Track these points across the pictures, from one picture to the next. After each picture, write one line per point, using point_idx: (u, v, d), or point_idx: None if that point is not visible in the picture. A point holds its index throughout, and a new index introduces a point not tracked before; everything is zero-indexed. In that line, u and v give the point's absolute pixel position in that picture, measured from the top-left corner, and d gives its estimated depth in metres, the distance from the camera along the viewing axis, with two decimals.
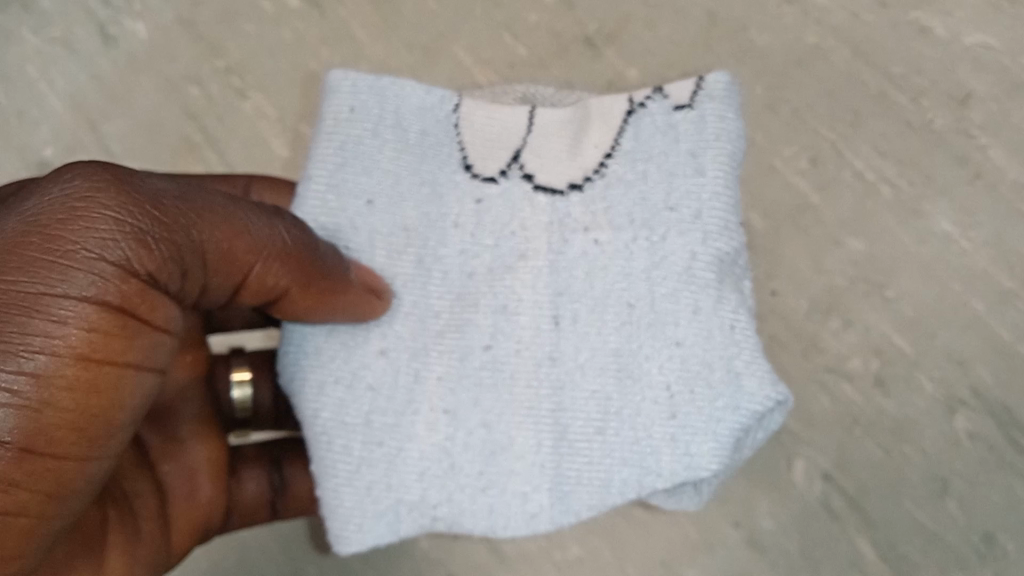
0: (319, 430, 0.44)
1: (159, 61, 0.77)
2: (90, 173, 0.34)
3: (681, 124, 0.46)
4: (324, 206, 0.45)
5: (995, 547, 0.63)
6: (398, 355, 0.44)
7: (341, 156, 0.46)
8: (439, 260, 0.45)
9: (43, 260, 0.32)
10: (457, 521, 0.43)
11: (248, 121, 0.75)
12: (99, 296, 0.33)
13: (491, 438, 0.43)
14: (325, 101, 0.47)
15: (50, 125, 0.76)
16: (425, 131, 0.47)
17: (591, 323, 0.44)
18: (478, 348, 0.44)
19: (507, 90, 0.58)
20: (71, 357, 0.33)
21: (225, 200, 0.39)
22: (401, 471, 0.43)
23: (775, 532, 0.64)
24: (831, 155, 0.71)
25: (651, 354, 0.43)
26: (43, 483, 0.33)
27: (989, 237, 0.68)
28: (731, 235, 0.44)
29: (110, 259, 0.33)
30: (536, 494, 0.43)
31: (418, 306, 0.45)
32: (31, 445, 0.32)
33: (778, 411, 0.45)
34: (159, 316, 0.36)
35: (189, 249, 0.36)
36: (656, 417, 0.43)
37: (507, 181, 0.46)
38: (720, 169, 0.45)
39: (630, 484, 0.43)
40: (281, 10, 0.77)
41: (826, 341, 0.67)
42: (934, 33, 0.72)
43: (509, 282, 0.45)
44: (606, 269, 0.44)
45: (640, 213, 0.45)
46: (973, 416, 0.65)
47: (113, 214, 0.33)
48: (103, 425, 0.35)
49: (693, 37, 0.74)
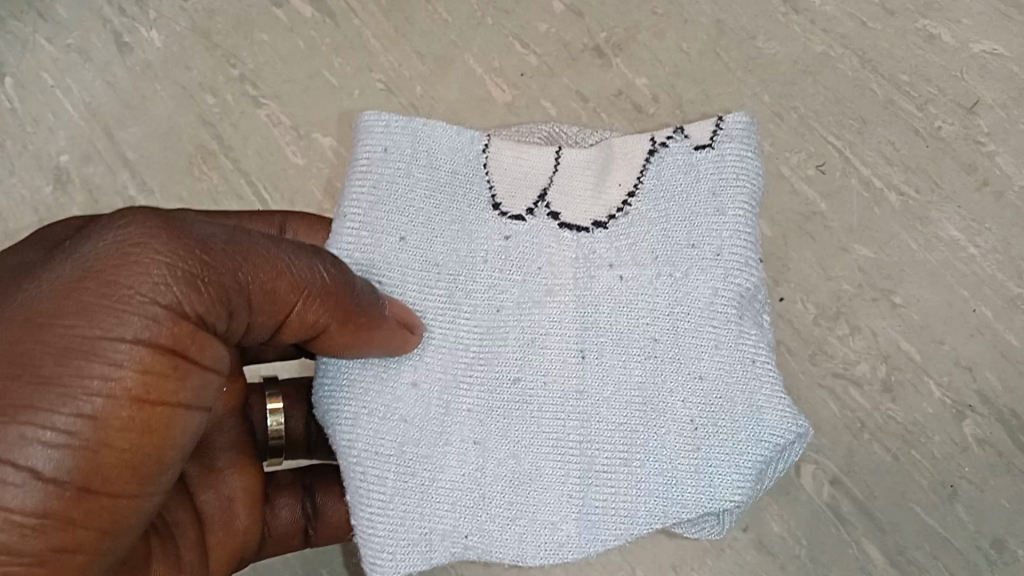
0: (353, 461, 0.44)
1: (175, 70, 0.78)
2: (143, 220, 0.35)
3: (703, 164, 0.47)
4: (357, 242, 0.46)
5: (1006, 551, 0.64)
6: (430, 388, 0.45)
7: (376, 194, 0.47)
8: (469, 295, 0.46)
9: (99, 305, 0.34)
10: (488, 550, 0.44)
11: (262, 129, 0.76)
12: (152, 339, 0.34)
13: (520, 469, 0.45)
14: (359, 142, 0.48)
15: (67, 133, 0.76)
16: (455, 170, 0.48)
17: (616, 356, 0.45)
18: (507, 380, 0.45)
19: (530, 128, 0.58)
20: (125, 399, 0.34)
21: (268, 242, 0.40)
22: (434, 501, 0.44)
23: (784, 537, 0.66)
24: (838, 162, 0.72)
25: (675, 388, 0.44)
26: (97, 520, 0.34)
27: (997, 243, 0.69)
28: (751, 272, 0.45)
29: (162, 303, 0.35)
30: (564, 523, 0.44)
31: (447, 339, 0.46)
32: (88, 484, 0.34)
33: (798, 445, 0.47)
34: (207, 357, 0.37)
35: (235, 291, 0.38)
36: (680, 449, 0.44)
37: (535, 220, 0.48)
38: (741, 210, 0.46)
39: (655, 515, 0.43)
40: (294, 19, 0.78)
41: (834, 346, 0.68)
42: (942, 41, 0.73)
43: (537, 315, 0.46)
44: (630, 305, 0.46)
45: (662, 249, 0.46)
46: (982, 421, 0.66)
47: (165, 260, 0.35)
48: (153, 463, 0.36)
49: (703, 46, 0.75)
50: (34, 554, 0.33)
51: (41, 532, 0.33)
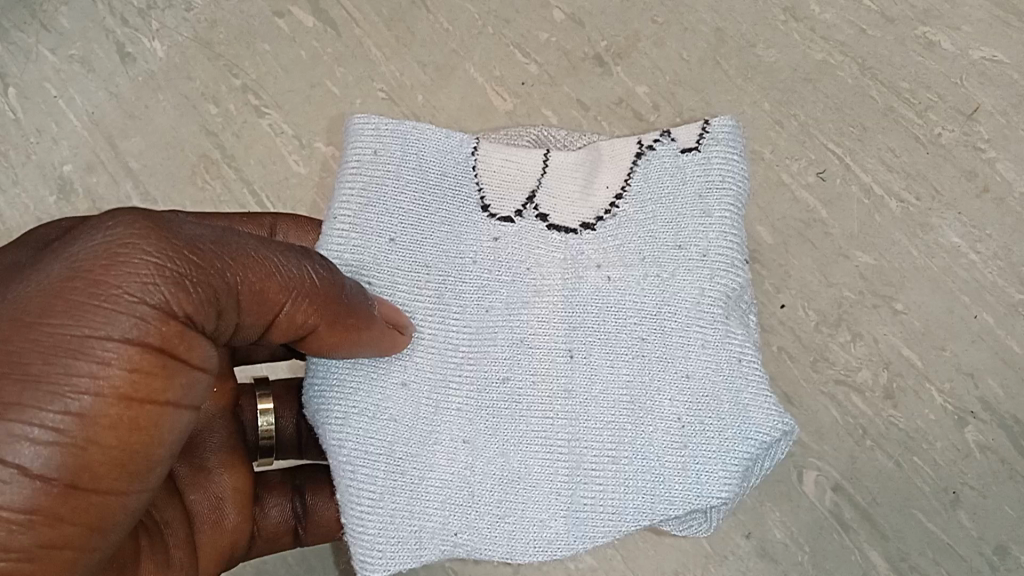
0: (343, 460, 0.45)
1: (178, 80, 0.78)
2: (131, 221, 0.36)
3: (689, 166, 0.47)
4: (347, 243, 0.46)
5: (1009, 558, 0.64)
6: (419, 387, 0.46)
7: (366, 197, 0.47)
8: (458, 295, 0.47)
9: (87, 304, 0.34)
10: (477, 548, 0.45)
11: (265, 139, 0.76)
12: (140, 338, 0.35)
13: (509, 467, 0.45)
14: (349, 145, 0.49)
15: (71, 144, 0.77)
16: (445, 174, 0.49)
17: (604, 356, 0.46)
18: (496, 379, 0.46)
19: (520, 132, 0.59)
20: (113, 397, 0.34)
21: (257, 244, 0.40)
22: (424, 499, 0.44)
23: (786, 543, 0.65)
24: (839, 169, 0.72)
25: (662, 386, 0.45)
26: (85, 517, 0.35)
27: (997, 249, 0.69)
28: (738, 272, 0.46)
29: (150, 302, 0.35)
30: (553, 521, 0.44)
31: (437, 339, 0.46)
32: (75, 481, 0.34)
33: (785, 442, 0.47)
34: (195, 356, 0.37)
35: (224, 291, 0.38)
36: (667, 447, 0.44)
37: (523, 221, 0.48)
38: (726, 211, 0.46)
39: (643, 512, 0.44)
40: (296, 28, 0.78)
41: (835, 353, 0.68)
42: (941, 47, 0.73)
43: (526, 316, 0.47)
44: (618, 305, 0.46)
45: (649, 250, 0.46)
46: (983, 427, 0.66)
47: (153, 260, 0.35)
48: (141, 460, 0.36)
49: (702, 53, 0.75)
50: (21, 551, 0.33)
51: (28, 527, 0.33)
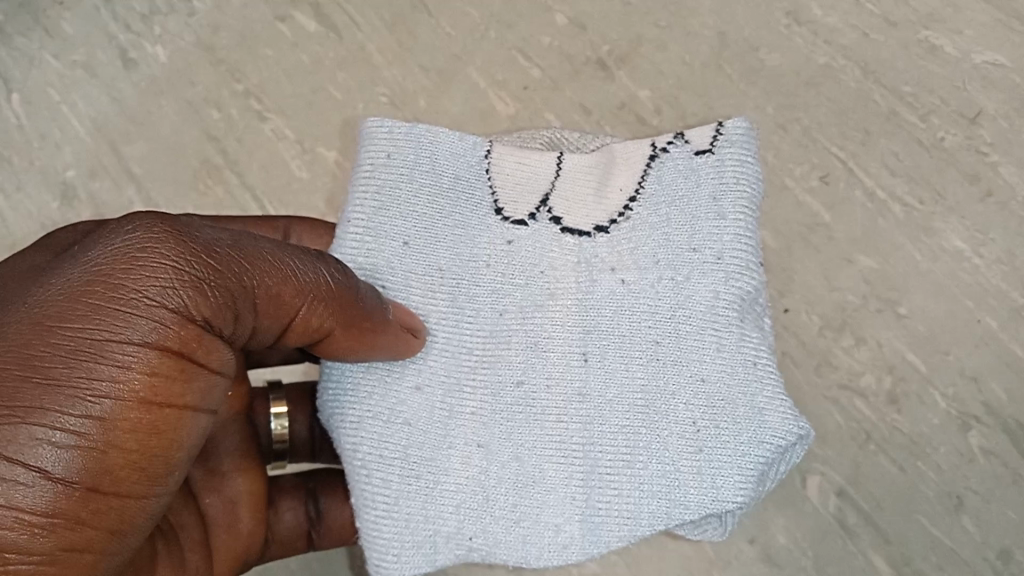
0: (358, 464, 0.45)
1: (180, 85, 0.78)
2: (150, 224, 0.35)
3: (703, 169, 0.47)
4: (361, 247, 0.46)
5: (1012, 562, 0.63)
6: (433, 391, 0.46)
7: (379, 200, 0.47)
8: (472, 300, 0.47)
9: (108, 308, 0.34)
10: (491, 552, 0.45)
11: (266, 143, 0.76)
12: (160, 342, 0.34)
13: (524, 471, 0.45)
14: (362, 148, 0.49)
15: (72, 148, 0.77)
16: (458, 177, 0.49)
17: (619, 360, 0.45)
18: (510, 384, 0.46)
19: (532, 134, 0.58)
20: (133, 401, 0.34)
21: (273, 247, 0.40)
22: (438, 503, 0.44)
23: (790, 548, 0.65)
24: (842, 173, 0.72)
25: (677, 390, 0.44)
26: (105, 521, 0.35)
27: (1001, 253, 0.69)
28: (752, 275, 0.46)
29: (169, 306, 0.35)
30: (568, 525, 0.44)
31: (451, 342, 0.46)
32: (96, 485, 0.34)
33: (800, 445, 0.47)
34: (213, 360, 0.37)
35: (241, 295, 0.38)
36: (681, 451, 0.44)
37: (537, 224, 0.48)
38: (740, 215, 0.46)
39: (658, 516, 0.43)
40: (297, 33, 0.78)
41: (838, 358, 0.68)
42: (944, 51, 0.74)
43: (540, 319, 0.46)
44: (633, 309, 0.46)
45: (663, 254, 0.46)
46: (987, 433, 0.65)
47: (173, 263, 0.35)
48: (161, 464, 0.36)
49: (705, 58, 0.75)
50: (43, 554, 0.33)
51: (50, 531, 0.33)
